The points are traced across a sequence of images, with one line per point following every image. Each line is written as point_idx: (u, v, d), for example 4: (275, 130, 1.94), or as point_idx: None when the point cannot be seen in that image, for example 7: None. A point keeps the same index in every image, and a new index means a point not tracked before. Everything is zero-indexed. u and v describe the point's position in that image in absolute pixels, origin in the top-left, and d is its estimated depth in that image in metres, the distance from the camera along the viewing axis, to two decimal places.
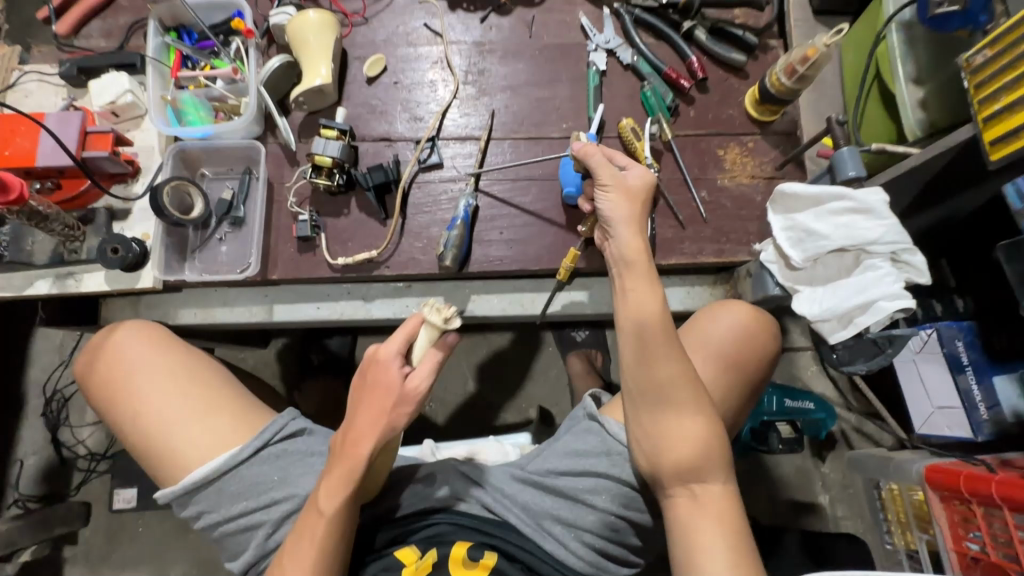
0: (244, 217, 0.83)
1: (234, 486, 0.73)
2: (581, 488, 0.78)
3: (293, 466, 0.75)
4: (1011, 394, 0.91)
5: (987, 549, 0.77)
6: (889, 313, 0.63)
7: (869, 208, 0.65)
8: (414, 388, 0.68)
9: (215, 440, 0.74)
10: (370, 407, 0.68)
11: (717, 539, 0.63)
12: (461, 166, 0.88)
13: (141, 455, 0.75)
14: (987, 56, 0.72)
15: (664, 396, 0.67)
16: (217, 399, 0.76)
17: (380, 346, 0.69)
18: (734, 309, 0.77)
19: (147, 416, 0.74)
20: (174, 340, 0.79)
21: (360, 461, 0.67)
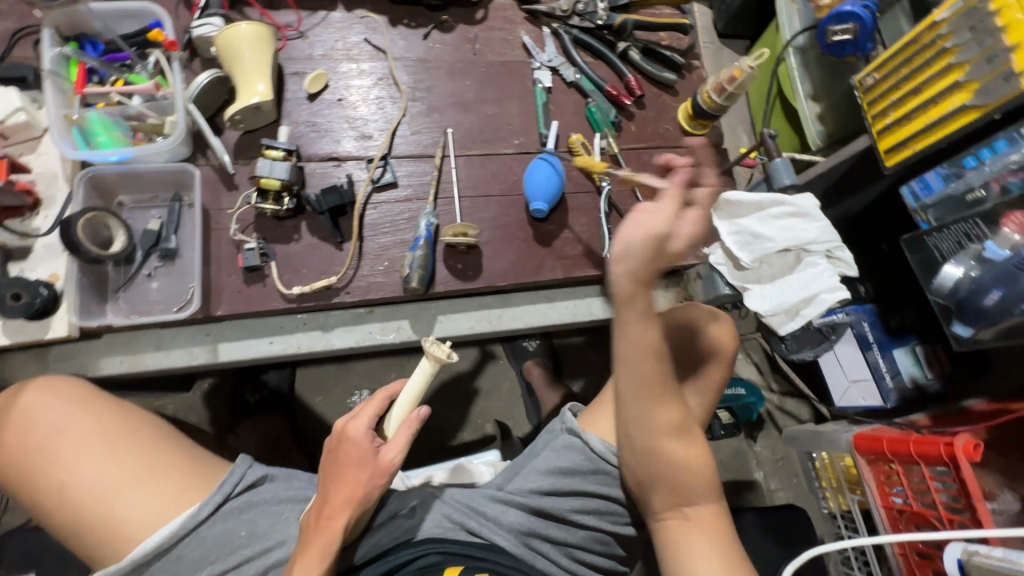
0: (176, 249, 0.74)
1: (195, 550, 0.65)
2: (570, 508, 0.78)
3: (261, 517, 0.68)
4: (909, 364, 1.06)
5: (910, 501, 0.89)
6: (829, 305, 0.71)
7: (806, 211, 0.74)
8: (388, 463, 0.65)
9: (163, 502, 0.65)
10: (343, 487, 0.64)
11: (711, 558, 0.64)
12: (417, 184, 0.85)
13: (69, 532, 0.64)
14: (876, 78, 0.85)
15: (660, 432, 0.67)
16: (161, 457, 0.67)
17: (349, 421, 0.67)
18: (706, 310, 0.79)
19: (75, 488, 0.64)
20: (98, 394, 0.68)
21: (337, 534, 0.62)
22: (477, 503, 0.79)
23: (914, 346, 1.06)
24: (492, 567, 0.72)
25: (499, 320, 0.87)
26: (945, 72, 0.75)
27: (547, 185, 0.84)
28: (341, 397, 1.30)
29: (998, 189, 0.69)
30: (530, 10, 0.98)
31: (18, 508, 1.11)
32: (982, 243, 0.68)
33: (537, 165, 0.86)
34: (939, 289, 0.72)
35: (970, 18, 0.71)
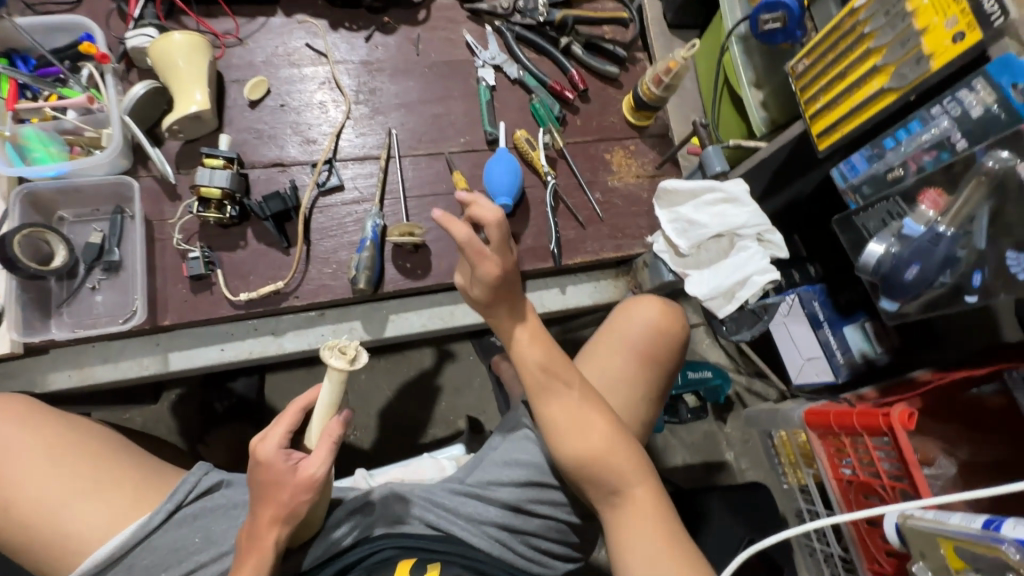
0: (120, 261, 0.74)
1: (147, 559, 0.67)
2: (525, 498, 0.80)
3: (215, 523, 0.70)
4: (858, 340, 1.10)
5: (857, 471, 0.92)
6: (762, 286, 0.73)
7: (734, 197, 0.76)
8: (308, 477, 0.62)
9: (111, 513, 0.67)
10: (265, 510, 0.62)
11: (645, 537, 0.66)
12: (364, 186, 0.86)
13: (20, 547, 0.66)
14: (806, 65, 0.88)
15: (578, 425, 0.71)
16: (110, 468, 0.69)
17: (259, 443, 0.64)
18: (646, 305, 0.85)
19: (21, 502, 0.65)
20: (38, 409, 0.69)
21: (268, 551, 0.61)
22: (437, 496, 0.80)
23: (863, 323, 1.10)
24: (447, 559, 0.74)
25: (453, 317, 0.88)
26: (864, 57, 0.78)
27: (511, 180, 0.86)
28: None
29: (914, 168, 0.71)
30: (472, 9, 0.99)
31: None
32: (902, 220, 0.71)
33: (495, 163, 0.87)
34: (864, 267, 0.74)
35: (884, 3, 0.74)
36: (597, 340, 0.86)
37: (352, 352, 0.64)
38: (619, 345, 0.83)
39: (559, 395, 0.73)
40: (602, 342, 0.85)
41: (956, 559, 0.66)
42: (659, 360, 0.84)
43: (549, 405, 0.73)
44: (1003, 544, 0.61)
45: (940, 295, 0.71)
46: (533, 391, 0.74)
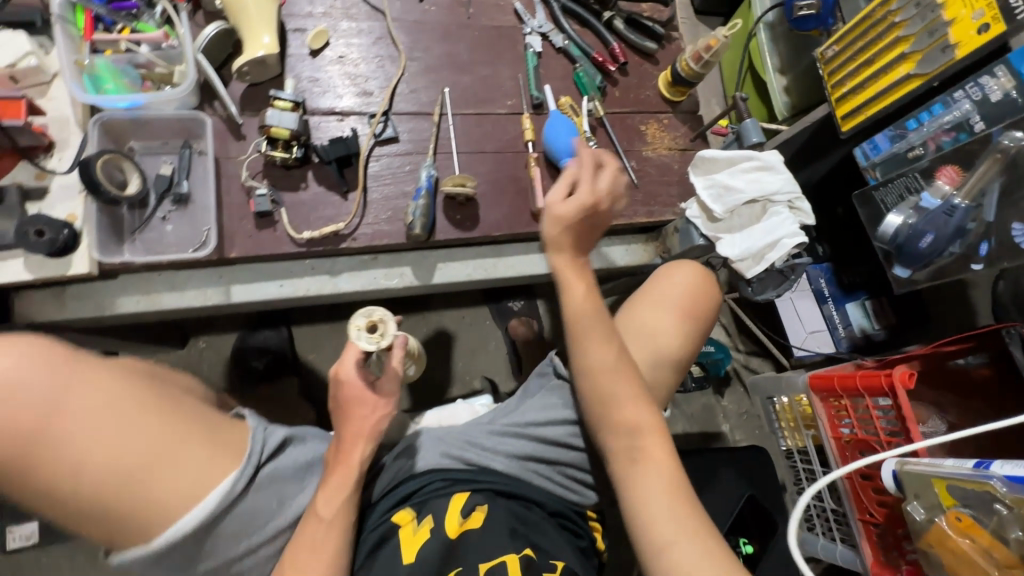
0: (188, 194, 0.78)
1: (234, 522, 0.70)
2: (563, 433, 0.86)
3: (286, 484, 0.75)
4: (858, 316, 1.21)
5: (856, 430, 1.01)
6: (790, 248, 0.79)
7: (770, 165, 0.82)
8: (387, 400, 0.71)
9: (194, 477, 0.67)
10: (349, 429, 0.69)
11: (662, 495, 0.65)
12: (417, 140, 0.90)
13: (89, 519, 0.64)
14: (835, 50, 0.94)
15: (610, 371, 0.73)
16: (181, 433, 0.68)
17: (339, 365, 0.70)
18: (688, 268, 0.87)
19: (93, 472, 0.63)
20: (83, 362, 0.66)
21: (355, 469, 0.68)
22: (475, 437, 0.84)
23: (863, 301, 1.21)
24: (489, 486, 0.79)
25: (495, 269, 0.93)
26: (894, 44, 0.84)
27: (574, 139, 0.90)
28: (334, 355, 1.35)
29: (933, 148, 0.79)
30: None
31: None
32: (919, 194, 0.79)
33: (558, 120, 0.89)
34: (882, 236, 0.81)
35: None
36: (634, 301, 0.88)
37: (378, 318, 0.71)
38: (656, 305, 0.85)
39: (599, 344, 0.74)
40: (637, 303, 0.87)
41: (946, 496, 0.75)
42: (694, 326, 0.85)
43: (585, 348, 0.74)
44: (990, 479, 0.71)
45: (946, 264, 0.79)
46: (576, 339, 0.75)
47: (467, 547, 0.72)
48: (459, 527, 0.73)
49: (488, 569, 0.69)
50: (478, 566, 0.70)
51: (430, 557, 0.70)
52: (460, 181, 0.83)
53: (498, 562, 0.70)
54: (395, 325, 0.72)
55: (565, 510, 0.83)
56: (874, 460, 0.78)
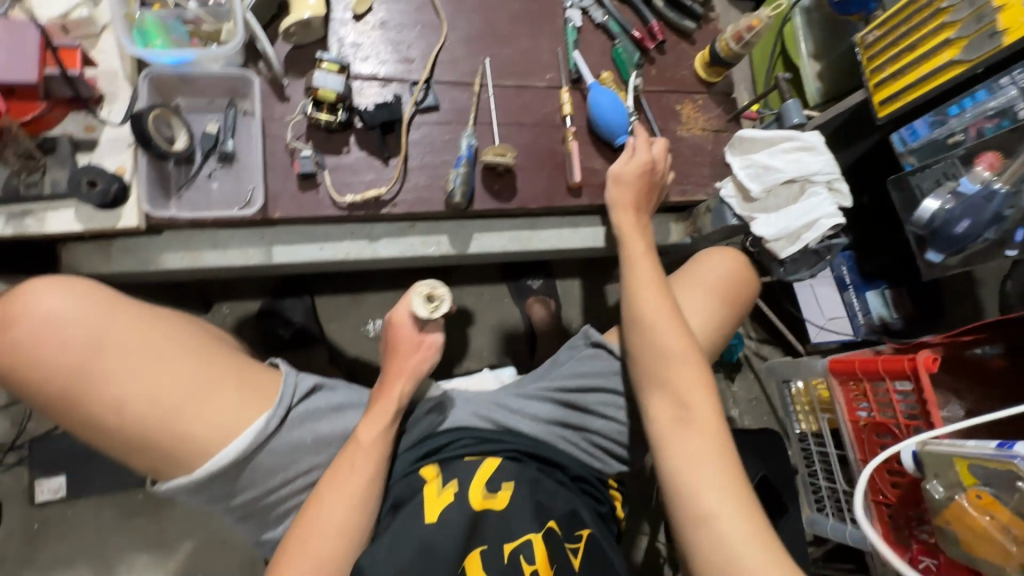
0: (233, 153, 0.78)
1: (269, 460, 0.71)
2: (592, 401, 0.87)
3: (319, 423, 0.75)
4: (878, 304, 1.22)
5: (873, 414, 1.03)
6: (827, 230, 0.80)
7: (812, 146, 0.82)
8: (430, 341, 0.77)
9: (229, 415, 0.69)
10: (394, 365, 0.76)
11: (703, 452, 0.68)
12: (457, 109, 0.90)
13: (132, 450, 0.66)
14: (876, 36, 0.93)
15: (665, 328, 0.76)
16: (213, 373, 0.69)
17: (395, 309, 0.78)
18: (724, 256, 0.90)
19: (134, 404, 0.65)
20: (124, 302, 0.68)
21: (396, 400, 0.74)
22: (504, 400, 0.86)
23: (884, 289, 1.22)
24: (515, 447, 0.79)
25: (529, 241, 0.95)
26: (937, 31, 0.84)
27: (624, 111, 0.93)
28: (355, 325, 1.36)
29: (974, 134, 0.80)
30: None
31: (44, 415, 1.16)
32: (958, 180, 0.80)
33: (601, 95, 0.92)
34: (917, 221, 0.83)
35: None
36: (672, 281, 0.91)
37: (440, 293, 0.75)
38: (694, 283, 0.89)
39: (656, 309, 0.78)
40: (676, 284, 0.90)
41: (968, 475, 0.78)
42: (728, 311, 0.88)
43: (643, 305, 0.78)
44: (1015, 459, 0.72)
45: (980, 250, 0.81)
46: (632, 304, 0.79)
47: (490, 521, 0.70)
48: (485, 501, 0.71)
49: (512, 549, 0.67)
50: (502, 546, 0.67)
51: (453, 520, 0.69)
52: (502, 151, 0.83)
53: (522, 542, 0.68)
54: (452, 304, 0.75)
55: (587, 475, 0.84)
56: (892, 453, 0.80)
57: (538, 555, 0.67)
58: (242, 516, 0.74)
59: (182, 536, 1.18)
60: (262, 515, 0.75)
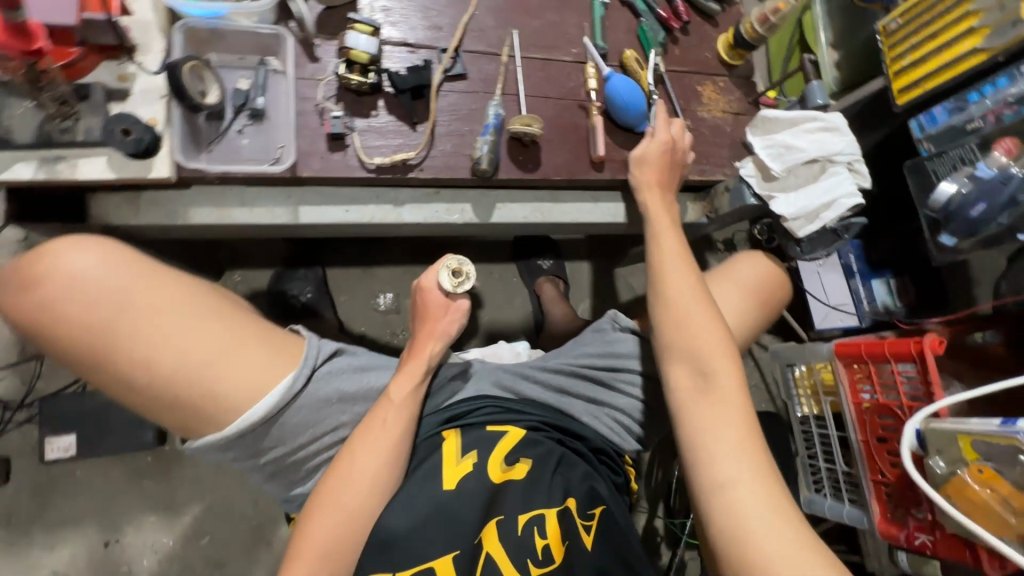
0: (264, 110, 0.78)
1: (297, 418, 0.72)
2: (618, 379, 0.89)
3: (344, 381, 0.76)
4: (883, 293, 1.24)
5: (877, 397, 1.06)
6: (846, 209, 0.82)
7: (836, 126, 0.84)
8: (458, 306, 0.81)
9: (257, 374, 0.69)
10: (426, 327, 0.79)
11: (724, 426, 0.68)
12: (484, 79, 0.91)
13: (160, 408, 0.66)
14: (899, 23, 0.94)
15: (689, 302, 0.77)
16: (240, 333, 0.69)
17: (422, 276, 0.82)
18: (760, 263, 0.97)
19: (163, 362, 0.64)
20: (146, 261, 0.66)
21: (433, 355, 0.78)
22: (526, 370, 0.87)
23: (889, 279, 1.24)
24: (537, 419, 0.81)
25: (550, 213, 0.96)
26: (960, 20, 0.86)
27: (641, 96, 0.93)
28: (366, 298, 1.36)
29: (993, 120, 0.81)
30: None
31: (52, 374, 1.16)
32: (975, 165, 0.82)
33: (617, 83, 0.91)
34: (933, 204, 0.85)
35: None
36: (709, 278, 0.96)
37: (466, 271, 0.81)
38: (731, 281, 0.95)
39: (684, 282, 0.78)
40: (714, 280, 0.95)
41: (970, 451, 0.81)
42: (760, 314, 0.94)
43: (667, 279, 0.79)
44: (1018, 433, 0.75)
45: (994, 234, 0.83)
46: (659, 277, 0.79)
47: (507, 492, 0.71)
48: (502, 476, 0.73)
49: (527, 520, 0.69)
50: (518, 516, 0.69)
51: (471, 489, 0.71)
52: (528, 121, 0.84)
53: (537, 514, 0.70)
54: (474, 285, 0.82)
55: (607, 447, 0.86)
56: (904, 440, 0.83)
57: (551, 528, 0.69)
58: (268, 470, 0.75)
59: (189, 499, 1.18)
60: (289, 471, 0.76)
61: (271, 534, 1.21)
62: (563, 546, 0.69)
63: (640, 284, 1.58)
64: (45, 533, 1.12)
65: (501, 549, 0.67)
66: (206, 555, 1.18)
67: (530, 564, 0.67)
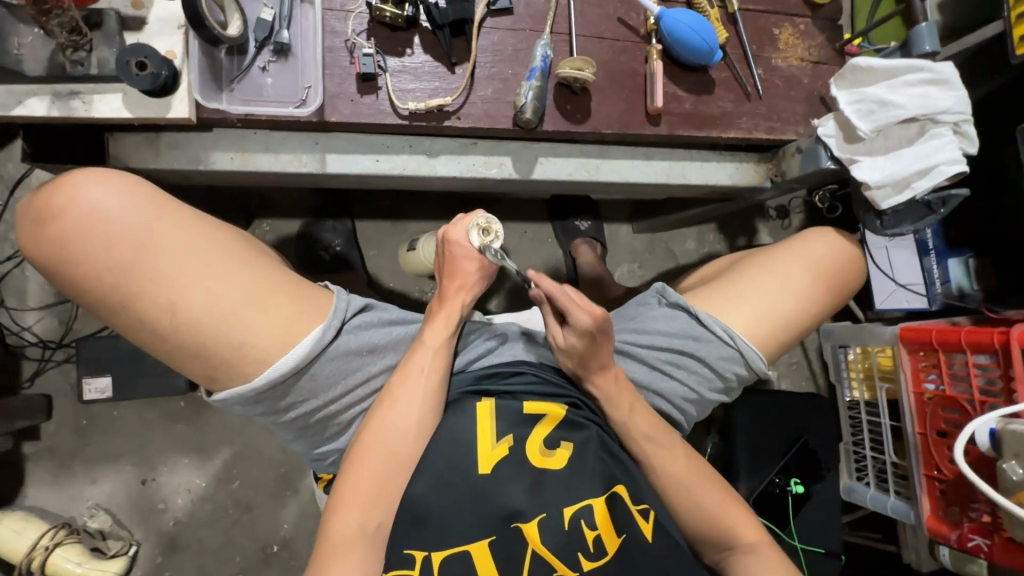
0: (289, 46, 0.71)
1: (326, 371, 0.68)
2: (662, 359, 0.83)
3: (376, 335, 0.72)
4: (959, 274, 1.10)
5: (943, 387, 0.97)
6: (945, 177, 0.71)
7: (945, 78, 0.71)
8: (492, 259, 0.75)
9: (284, 326, 0.64)
10: (455, 280, 0.73)
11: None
12: (531, 14, 0.80)
13: (185, 359, 0.62)
14: None
15: (682, 483, 0.74)
16: (268, 281, 0.65)
17: (450, 227, 0.76)
18: (830, 237, 0.88)
19: (189, 310, 0.59)
20: (169, 200, 0.61)
21: (461, 308, 0.74)
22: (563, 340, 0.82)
23: (968, 258, 1.10)
24: (574, 400, 0.75)
25: (597, 170, 0.87)
26: None
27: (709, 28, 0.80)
28: (396, 253, 1.31)
29: None
30: None
31: (88, 317, 1.17)
32: None
33: (680, 16, 0.79)
34: None
35: None
36: (773, 257, 0.87)
37: (496, 230, 0.76)
38: (796, 257, 0.86)
39: (672, 462, 0.75)
40: (775, 260, 0.86)
41: None
42: (829, 296, 0.86)
43: (657, 465, 0.75)
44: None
45: None
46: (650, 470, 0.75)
47: (550, 481, 0.65)
48: (544, 461, 0.66)
49: (573, 514, 0.64)
50: (563, 510, 0.63)
51: (508, 478, 0.64)
52: (581, 63, 0.75)
53: (584, 506, 0.64)
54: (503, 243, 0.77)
55: None
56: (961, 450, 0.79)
57: (599, 518, 0.64)
58: (297, 428, 0.71)
59: (221, 444, 1.21)
60: (318, 429, 0.72)
61: (297, 482, 1.23)
62: (615, 537, 0.64)
63: (681, 250, 1.49)
64: (86, 468, 1.16)
65: (546, 550, 0.62)
66: (237, 498, 1.21)
67: (581, 558, 0.63)
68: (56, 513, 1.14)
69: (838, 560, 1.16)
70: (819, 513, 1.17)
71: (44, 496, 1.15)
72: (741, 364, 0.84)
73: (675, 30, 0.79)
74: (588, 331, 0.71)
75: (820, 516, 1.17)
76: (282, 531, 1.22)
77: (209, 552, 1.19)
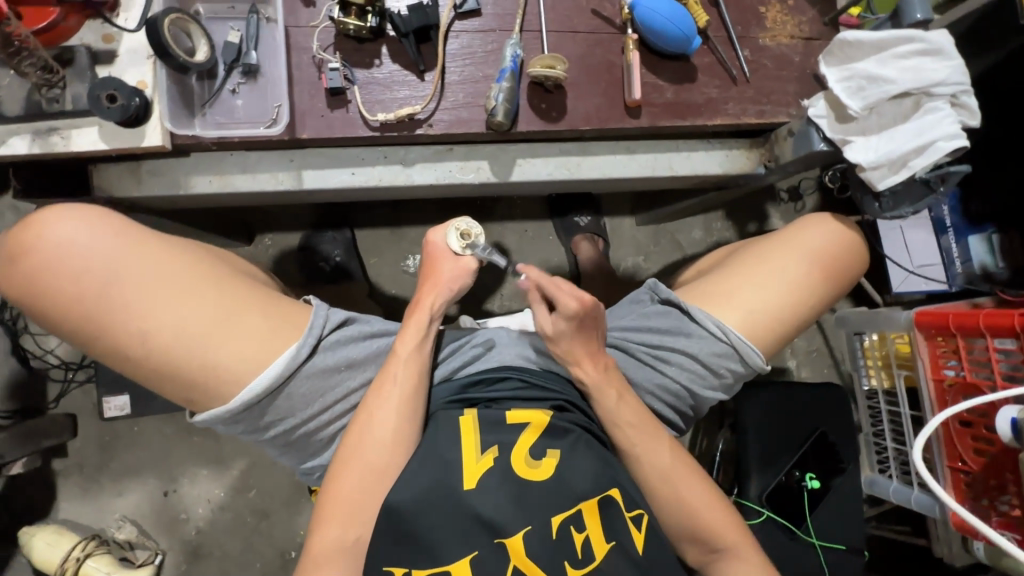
0: (257, 67, 0.71)
1: (302, 389, 0.68)
2: (653, 356, 0.81)
3: (356, 351, 0.72)
4: (981, 252, 1.04)
5: (963, 374, 0.91)
6: (944, 154, 0.67)
7: (939, 48, 0.67)
8: (466, 262, 0.78)
9: (255, 346, 0.65)
10: (429, 281, 0.76)
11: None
12: (500, 13, 0.79)
13: (162, 382, 0.63)
14: None
15: (669, 480, 0.73)
16: (240, 303, 0.66)
17: (432, 234, 0.79)
18: (829, 226, 0.84)
19: (159, 336, 0.61)
20: (138, 229, 0.63)
21: (434, 314, 0.73)
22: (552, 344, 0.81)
23: (990, 235, 1.04)
24: (562, 402, 0.73)
25: (578, 169, 0.85)
26: None
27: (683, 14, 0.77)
28: (396, 260, 1.32)
29: None
30: None
31: None
32: None
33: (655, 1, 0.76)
34: None
35: None
36: (767, 247, 0.84)
37: (475, 234, 0.79)
38: (791, 245, 0.83)
39: (659, 459, 0.73)
40: (771, 250, 0.83)
41: None
42: (828, 286, 0.82)
43: (644, 461, 0.73)
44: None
45: None
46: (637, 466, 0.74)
47: (533, 492, 0.63)
48: (528, 470, 0.64)
49: (562, 522, 0.62)
50: (550, 519, 0.62)
51: (492, 489, 0.62)
52: (550, 62, 0.73)
53: (573, 513, 0.63)
54: (482, 248, 0.80)
55: None
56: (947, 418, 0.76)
57: (589, 522, 0.63)
58: (279, 444, 0.72)
59: (236, 455, 1.25)
60: (301, 446, 0.73)
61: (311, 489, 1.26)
62: (605, 543, 0.63)
63: (688, 241, 1.44)
64: (112, 481, 1.22)
65: (531, 562, 0.61)
66: (254, 506, 1.24)
67: (569, 565, 0.62)
68: (87, 526, 1.20)
69: (861, 557, 1.11)
70: (839, 507, 1.13)
71: (76, 509, 1.21)
72: (736, 360, 0.80)
73: (649, 19, 0.77)
74: (574, 315, 0.71)
75: (840, 510, 1.12)
76: (299, 538, 1.25)
77: (231, 559, 1.23)
